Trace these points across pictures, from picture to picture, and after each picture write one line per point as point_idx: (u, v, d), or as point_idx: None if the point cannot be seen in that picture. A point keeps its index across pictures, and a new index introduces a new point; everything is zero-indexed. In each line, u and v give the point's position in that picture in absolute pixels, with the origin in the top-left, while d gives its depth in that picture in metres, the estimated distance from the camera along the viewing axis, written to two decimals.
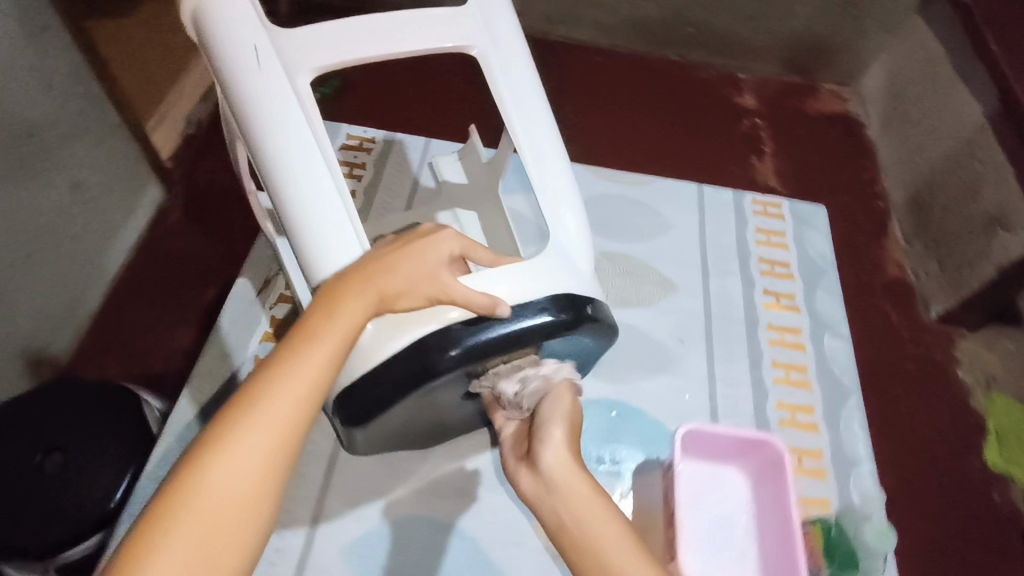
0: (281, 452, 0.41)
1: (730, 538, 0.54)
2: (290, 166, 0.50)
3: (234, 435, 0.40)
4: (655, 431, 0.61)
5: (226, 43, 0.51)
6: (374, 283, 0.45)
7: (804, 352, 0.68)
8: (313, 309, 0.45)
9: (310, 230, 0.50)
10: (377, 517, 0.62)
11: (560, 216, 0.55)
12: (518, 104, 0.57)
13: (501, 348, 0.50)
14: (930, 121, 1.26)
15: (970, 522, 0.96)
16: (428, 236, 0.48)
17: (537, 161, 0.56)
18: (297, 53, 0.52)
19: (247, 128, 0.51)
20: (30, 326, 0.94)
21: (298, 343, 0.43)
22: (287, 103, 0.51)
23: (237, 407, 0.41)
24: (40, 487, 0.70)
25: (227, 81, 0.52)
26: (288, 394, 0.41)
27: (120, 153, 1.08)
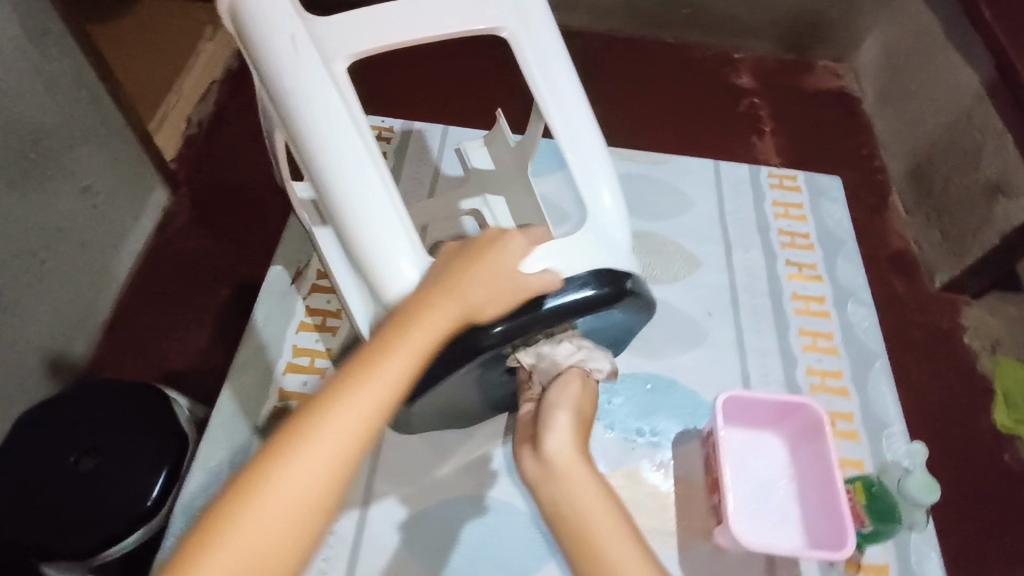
0: (339, 469, 0.38)
1: (774, 500, 0.55)
2: (330, 150, 0.50)
3: (297, 446, 0.38)
4: (696, 401, 0.64)
5: (265, 32, 0.52)
6: (458, 296, 0.45)
7: (829, 320, 0.70)
8: (391, 324, 0.43)
9: (351, 212, 0.50)
10: (426, 499, 0.63)
11: (596, 193, 0.56)
12: (552, 85, 0.58)
13: (545, 323, 0.49)
14: (928, 92, 1.25)
15: (982, 483, 0.98)
16: (503, 242, 0.47)
17: (572, 140, 0.57)
18: (333, 42, 0.53)
19: (287, 115, 0.52)
20: (50, 331, 0.94)
21: (370, 357, 0.41)
22: (326, 88, 0.51)
23: (311, 411, 0.39)
24: (75, 489, 0.71)
25: (264, 68, 0.52)
26: (356, 407, 0.39)
27: (131, 155, 1.07)
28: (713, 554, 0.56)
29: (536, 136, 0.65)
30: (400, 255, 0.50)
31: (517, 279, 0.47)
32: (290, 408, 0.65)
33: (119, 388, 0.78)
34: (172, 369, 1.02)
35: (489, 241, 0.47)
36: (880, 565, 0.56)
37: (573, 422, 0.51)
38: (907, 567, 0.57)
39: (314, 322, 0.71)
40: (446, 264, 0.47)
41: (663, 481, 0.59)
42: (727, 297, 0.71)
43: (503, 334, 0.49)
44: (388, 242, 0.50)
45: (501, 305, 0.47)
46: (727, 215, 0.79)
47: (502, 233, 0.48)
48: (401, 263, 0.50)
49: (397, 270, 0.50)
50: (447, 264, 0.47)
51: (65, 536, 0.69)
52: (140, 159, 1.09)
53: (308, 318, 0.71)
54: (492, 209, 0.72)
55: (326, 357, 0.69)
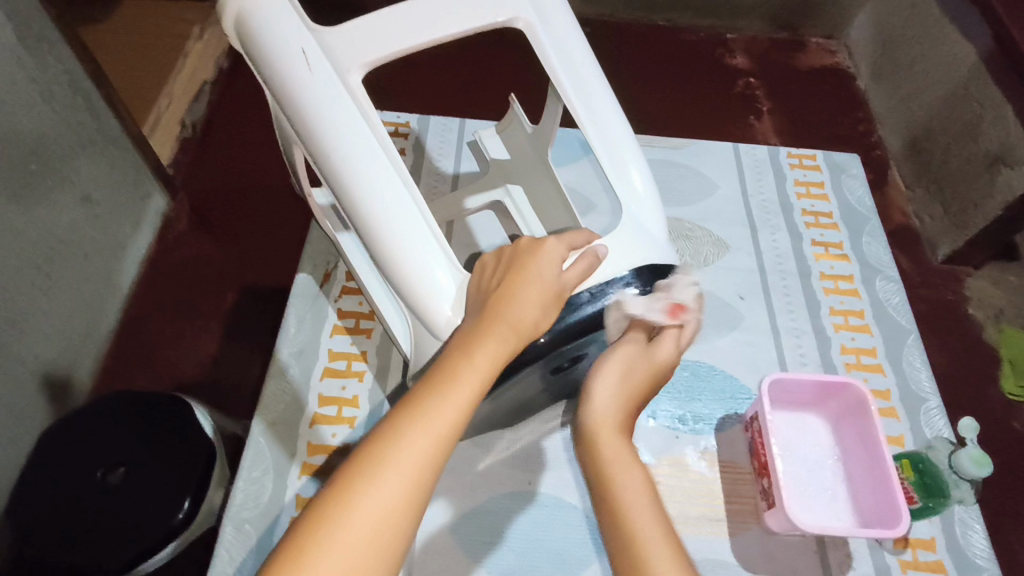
0: (416, 496, 0.37)
1: (822, 479, 0.56)
2: (353, 165, 0.49)
3: (373, 473, 0.36)
4: (735, 385, 0.64)
5: (273, 49, 0.50)
6: (506, 317, 0.44)
7: (860, 297, 0.71)
8: (451, 350, 0.43)
9: (382, 227, 0.49)
10: (473, 499, 0.61)
11: (626, 174, 0.55)
12: (573, 75, 0.57)
13: (589, 328, 0.50)
14: (923, 65, 1.25)
15: (994, 451, 0.98)
16: (538, 254, 0.47)
17: (599, 130, 0.56)
18: (346, 51, 0.51)
19: (305, 131, 0.50)
20: (58, 345, 0.91)
21: (436, 383, 0.40)
22: (342, 102, 0.49)
23: (375, 444, 0.38)
24: (107, 502, 0.69)
25: (277, 85, 0.51)
26: (428, 431, 0.38)
27: (129, 162, 1.05)
28: (763, 537, 0.56)
29: (554, 124, 0.64)
30: (436, 264, 0.49)
31: (560, 289, 0.46)
32: (333, 414, 0.64)
33: (143, 398, 0.77)
34: (185, 378, 1.00)
35: (529, 251, 0.47)
36: (927, 539, 0.57)
37: (623, 390, 0.48)
38: (954, 540, 0.58)
39: (347, 325, 0.70)
40: (487, 281, 0.47)
41: (708, 467, 0.60)
42: (757, 279, 0.72)
43: (550, 343, 0.49)
44: (421, 254, 0.49)
45: (551, 314, 0.46)
46: (750, 196, 0.79)
47: (538, 241, 0.48)
48: (438, 274, 0.49)
49: (435, 281, 0.49)
50: (489, 281, 0.47)
51: (97, 552, 0.68)
52: (138, 166, 1.07)
53: (340, 321, 0.70)
54: (515, 199, 0.71)
55: (363, 360, 0.68)
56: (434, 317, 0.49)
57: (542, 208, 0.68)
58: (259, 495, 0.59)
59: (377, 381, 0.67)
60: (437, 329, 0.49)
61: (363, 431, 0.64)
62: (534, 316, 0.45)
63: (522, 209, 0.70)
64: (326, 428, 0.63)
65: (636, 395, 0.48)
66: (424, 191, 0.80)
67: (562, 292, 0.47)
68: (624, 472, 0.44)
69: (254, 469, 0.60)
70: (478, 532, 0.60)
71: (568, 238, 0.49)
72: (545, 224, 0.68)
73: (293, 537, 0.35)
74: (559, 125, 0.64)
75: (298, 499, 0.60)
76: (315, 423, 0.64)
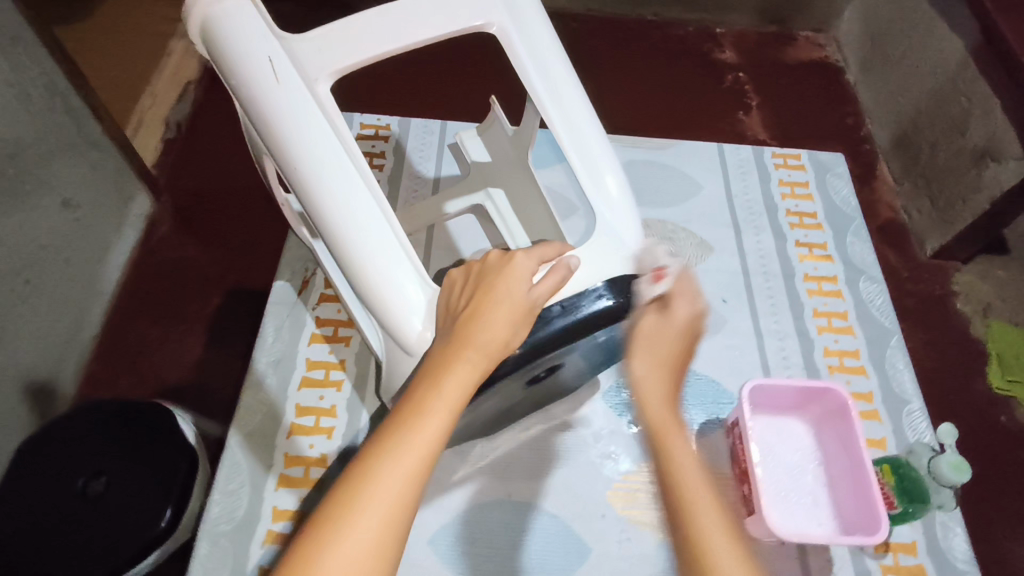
0: (390, 536, 0.36)
1: (803, 485, 0.56)
2: (322, 181, 0.48)
3: (345, 518, 0.36)
4: (717, 390, 0.64)
5: (240, 59, 0.49)
6: (477, 341, 0.43)
7: (843, 299, 0.71)
8: (419, 381, 0.42)
9: (352, 244, 0.48)
10: (454, 508, 0.61)
11: (602, 181, 0.55)
12: (548, 82, 0.56)
13: (561, 342, 0.49)
14: (910, 59, 1.24)
15: (982, 444, 0.97)
16: (507, 271, 0.46)
17: (574, 138, 0.56)
18: (316, 60, 0.51)
19: (273, 142, 0.49)
20: (40, 352, 0.90)
21: (405, 418, 0.40)
22: (311, 115, 0.48)
23: (349, 485, 0.37)
24: (84, 514, 0.68)
25: (244, 95, 0.49)
26: (398, 470, 0.38)
27: (111, 164, 1.03)
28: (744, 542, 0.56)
29: (533, 127, 0.63)
30: (407, 280, 0.49)
31: (531, 304, 0.46)
32: (310, 424, 0.64)
33: (126, 406, 0.75)
34: (168, 382, 0.99)
35: (498, 267, 0.46)
36: (908, 543, 0.58)
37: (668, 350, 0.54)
38: (934, 544, 0.58)
39: (325, 333, 0.69)
40: (456, 300, 0.46)
41: None
42: (740, 282, 0.72)
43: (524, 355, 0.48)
44: (391, 271, 0.48)
45: (521, 331, 0.46)
46: (735, 198, 0.79)
47: (509, 256, 0.47)
48: (408, 290, 0.49)
49: (405, 297, 0.49)
50: (457, 300, 0.46)
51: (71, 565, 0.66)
52: (120, 168, 1.06)
53: (318, 329, 0.69)
54: (496, 202, 0.71)
55: (342, 368, 0.67)
56: (405, 333, 0.49)
57: (523, 210, 0.68)
58: (235, 508, 0.59)
59: (356, 390, 0.66)
60: (409, 346, 0.49)
61: (341, 441, 0.63)
62: (504, 335, 0.44)
63: (503, 212, 0.70)
64: (303, 439, 0.63)
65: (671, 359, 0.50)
66: (405, 195, 0.80)
67: (534, 306, 0.46)
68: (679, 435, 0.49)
69: (230, 480, 0.60)
70: (459, 541, 0.59)
71: (539, 253, 0.49)
72: (527, 227, 0.68)
73: None
74: (538, 125, 0.62)
75: (275, 511, 0.59)
76: (292, 434, 0.63)
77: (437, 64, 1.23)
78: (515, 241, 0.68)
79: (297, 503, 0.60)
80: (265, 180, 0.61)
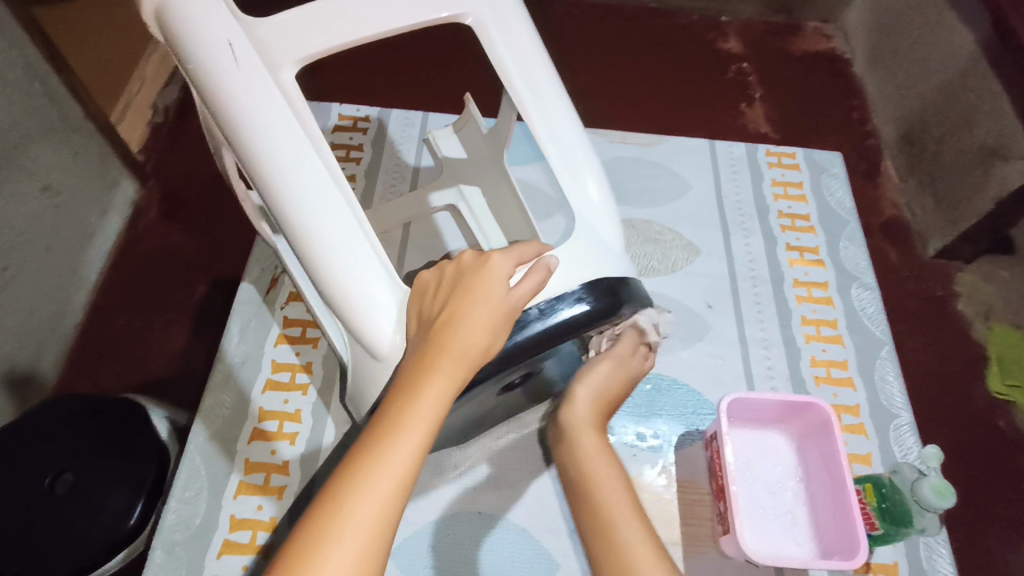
0: (369, 567, 0.34)
1: (783, 502, 0.55)
2: (288, 178, 0.45)
3: (317, 551, 0.34)
4: (697, 400, 0.64)
5: (197, 41, 0.44)
6: (454, 351, 0.41)
7: (833, 306, 0.71)
8: (392, 397, 0.40)
9: (319, 245, 0.45)
10: (423, 518, 0.60)
11: (580, 182, 0.52)
12: (521, 73, 0.53)
13: (539, 347, 0.46)
14: (919, 52, 1.19)
15: (981, 451, 0.94)
16: (481, 274, 0.44)
17: (553, 135, 0.53)
18: (280, 46, 0.47)
19: (231, 132, 0.45)
20: (19, 342, 0.88)
21: (378, 438, 0.38)
22: (277, 106, 0.45)
23: (320, 515, 0.35)
24: (24, 516, 0.62)
25: (200, 81, 0.45)
26: (375, 494, 0.36)
27: (91, 150, 1.00)
28: (718, 560, 0.56)
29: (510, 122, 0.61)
30: (376, 282, 0.46)
31: (509, 309, 0.43)
32: (272, 430, 0.63)
33: (108, 402, 0.70)
34: (151, 374, 0.96)
35: (474, 270, 0.44)
36: (889, 564, 0.57)
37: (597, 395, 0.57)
38: (917, 564, 0.57)
39: (293, 333, 0.68)
40: (429, 306, 0.44)
41: (664, 486, 0.60)
42: (727, 287, 0.72)
43: (501, 361, 0.45)
44: (362, 274, 0.45)
45: (503, 335, 0.43)
46: (724, 198, 0.79)
47: (484, 257, 0.45)
48: (377, 292, 0.46)
49: (375, 297, 0.46)
50: (431, 305, 0.44)
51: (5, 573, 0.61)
52: (103, 153, 1.03)
53: (286, 331, 0.68)
54: (470, 203, 0.68)
55: (308, 372, 0.66)
56: (377, 339, 0.46)
57: (499, 209, 0.66)
58: (192, 517, 0.58)
59: (322, 394, 0.65)
60: (379, 352, 0.47)
61: (305, 446, 0.62)
62: (482, 342, 0.42)
63: (477, 213, 0.68)
64: (266, 444, 0.62)
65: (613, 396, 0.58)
66: (382, 191, 0.78)
67: (513, 311, 0.44)
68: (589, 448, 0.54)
69: (187, 488, 0.59)
70: (425, 553, 0.58)
71: (517, 252, 0.46)
72: (502, 227, 0.65)
73: None
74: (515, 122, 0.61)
75: (233, 520, 0.58)
76: (253, 439, 0.62)
77: (425, 55, 1.20)
78: (489, 242, 0.66)
79: (256, 511, 0.59)
80: (224, 173, 0.59)
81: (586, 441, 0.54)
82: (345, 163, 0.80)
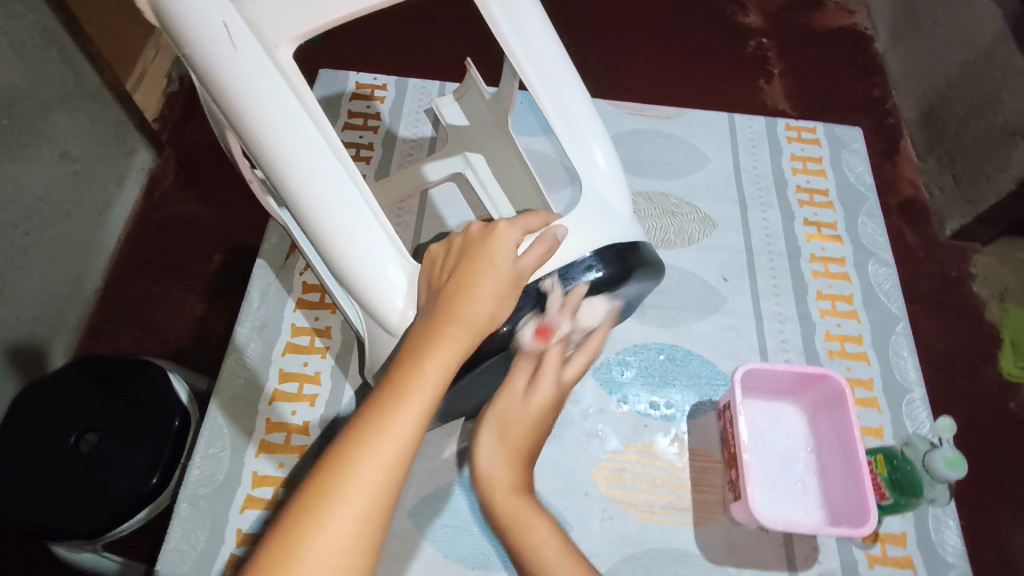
0: (374, 523, 0.35)
1: (793, 471, 0.56)
2: (296, 159, 0.44)
3: (320, 510, 0.34)
4: (711, 370, 0.65)
5: (186, 20, 0.42)
6: (462, 318, 0.42)
7: (849, 282, 0.71)
8: (399, 362, 0.41)
9: (329, 227, 0.45)
10: (438, 481, 0.61)
11: (587, 151, 0.52)
12: (522, 41, 0.52)
13: (552, 315, 0.47)
14: (944, 28, 1.16)
15: (990, 432, 0.94)
16: (486, 245, 0.44)
17: (556, 103, 0.52)
18: (275, 22, 0.46)
19: (233, 115, 0.44)
20: (41, 304, 0.90)
21: (386, 400, 0.38)
22: (278, 88, 0.43)
23: (325, 475, 0.36)
24: (53, 473, 0.64)
25: (198, 64, 0.43)
26: (381, 455, 0.36)
27: (107, 117, 1.01)
28: (729, 526, 0.57)
29: (512, 89, 0.61)
30: (387, 259, 0.46)
31: (515, 278, 0.44)
32: (293, 391, 0.64)
33: (131, 364, 0.70)
34: (169, 340, 0.98)
35: (481, 240, 0.45)
36: (897, 534, 0.58)
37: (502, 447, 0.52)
38: (924, 536, 0.58)
39: (312, 298, 0.69)
40: (438, 274, 0.45)
41: (677, 454, 0.61)
42: (743, 260, 0.72)
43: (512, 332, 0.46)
44: (372, 253, 0.45)
45: (509, 305, 0.44)
46: (743, 170, 0.78)
47: (491, 227, 0.45)
48: (388, 269, 0.46)
49: (386, 276, 0.46)
50: (439, 274, 0.44)
51: (36, 524, 0.62)
52: (120, 120, 1.04)
53: (308, 295, 0.70)
54: (476, 170, 0.68)
55: (327, 336, 0.68)
56: (387, 312, 0.46)
57: (507, 178, 0.66)
58: (214, 473, 0.59)
59: (340, 359, 0.66)
60: (391, 326, 0.47)
61: (324, 409, 0.64)
62: (490, 310, 0.43)
63: (484, 181, 0.68)
64: (286, 406, 0.63)
65: (520, 454, 0.52)
66: (399, 160, 0.79)
67: (519, 280, 0.44)
68: (506, 504, 0.50)
69: (210, 445, 0.60)
70: (439, 513, 0.60)
71: (523, 221, 0.46)
72: (511, 196, 0.65)
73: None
74: (517, 87, 0.60)
75: (255, 477, 0.60)
76: (274, 400, 0.63)
77: (439, 26, 1.19)
78: (498, 210, 0.66)
79: (277, 469, 0.60)
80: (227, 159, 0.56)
81: (546, 546, 0.48)
82: (362, 131, 0.81)
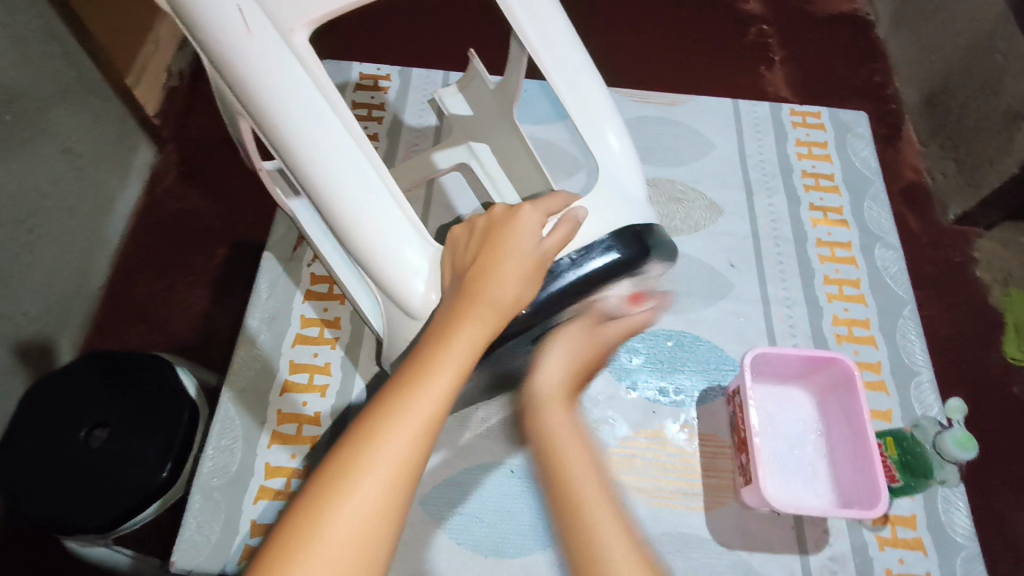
0: (399, 494, 0.35)
1: (805, 453, 0.56)
2: (313, 143, 0.44)
3: (346, 479, 0.35)
4: (720, 356, 0.65)
5: (199, 7, 0.42)
6: (486, 299, 0.42)
7: (856, 266, 0.71)
8: (424, 342, 0.41)
9: (348, 210, 0.45)
10: (449, 469, 0.61)
11: (599, 135, 0.52)
12: (534, 27, 0.52)
13: (571, 297, 0.47)
14: (946, 12, 1.16)
15: (995, 417, 0.94)
16: (510, 227, 0.45)
17: (569, 87, 0.52)
18: (288, 7, 0.46)
19: (249, 101, 0.44)
20: (47, 300, 0.90)
21: (411, 377, 0.39)
22: (293, 71, 0.43)
23: (351, 446, 0.36)
24: (64, 467, 0.64)
25: (212, 50, 0.43)
26: (407, 427, 0.36)
27: (108, 112, 1.00)
28: (740, 510, 0.58)
29: (519, 77, 0.61)
30: (406, 243, 0.46)
31: (538, 260, 0.44)
32: (304, 382, 0.64)
33: (139, 359, 0.71)
34: (174, 336, 0.98)
35: (504, 223, 0.45)
36: (907, 516, 0.59)
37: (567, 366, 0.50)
38: (934, 516, 0.59)
39: (320, 290, 0.69)
40: (462, 256, 0.45)
41: (687, 440, 0.61)
42: (750, 246, 0.72)
43: (532, 315, 0.46)
44: (392, 236, 0.45)
45: (532, 287, 0.44)
46: (748, 156, 0.78)
47: (514, 211, 0.46)
48: (407, 252, 0.46)
49: (406, 260, 0.46)
50: (462, 257, 0.45)
51: (48, 519, 0.63)
52: (120, 115, 1.03)
53: (316, 286, 0.70)
54: (481, 161, 0.68)
55: (336, 327, 0.68)
56: (408, 297, 0.46)
57: (513, 167, 0.66)
58: (227, 465, 0.60)
59: (349, 350, 0.66)
60: (413, 311, 0.47)
61: (335, 399, 0.64)
62: (514, 291, 0.43)
63: (490, 173, 0.68)
64: (298, 396, 0.63)
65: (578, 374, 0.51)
66: (404, 150, 0.79)
67: (543, 262, 0.45)
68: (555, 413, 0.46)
69: (223, 437, 0.60)
70: (450, 501, 0.60)
71: (545, 204, 0.47)
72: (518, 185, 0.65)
73: (275, 543, 0.33)
74: (523, 75, 0.60)
75: (268, 467, 0.60)
76: (286, 391, 0.64)
77: (439, 17, 1.18)
78: (505, 199, 0.66)
79: (290, 459, 0.60)
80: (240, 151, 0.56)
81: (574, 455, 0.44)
82: (366, 123, 0.81)
